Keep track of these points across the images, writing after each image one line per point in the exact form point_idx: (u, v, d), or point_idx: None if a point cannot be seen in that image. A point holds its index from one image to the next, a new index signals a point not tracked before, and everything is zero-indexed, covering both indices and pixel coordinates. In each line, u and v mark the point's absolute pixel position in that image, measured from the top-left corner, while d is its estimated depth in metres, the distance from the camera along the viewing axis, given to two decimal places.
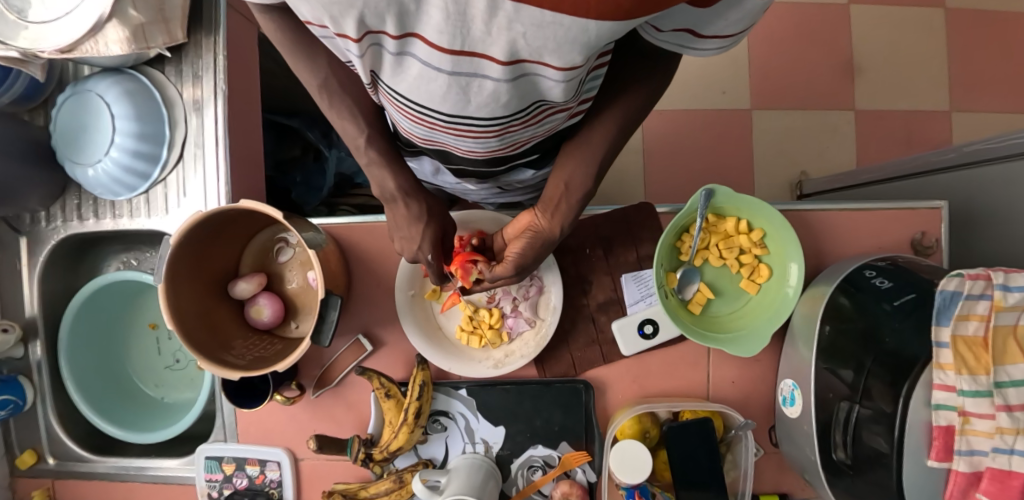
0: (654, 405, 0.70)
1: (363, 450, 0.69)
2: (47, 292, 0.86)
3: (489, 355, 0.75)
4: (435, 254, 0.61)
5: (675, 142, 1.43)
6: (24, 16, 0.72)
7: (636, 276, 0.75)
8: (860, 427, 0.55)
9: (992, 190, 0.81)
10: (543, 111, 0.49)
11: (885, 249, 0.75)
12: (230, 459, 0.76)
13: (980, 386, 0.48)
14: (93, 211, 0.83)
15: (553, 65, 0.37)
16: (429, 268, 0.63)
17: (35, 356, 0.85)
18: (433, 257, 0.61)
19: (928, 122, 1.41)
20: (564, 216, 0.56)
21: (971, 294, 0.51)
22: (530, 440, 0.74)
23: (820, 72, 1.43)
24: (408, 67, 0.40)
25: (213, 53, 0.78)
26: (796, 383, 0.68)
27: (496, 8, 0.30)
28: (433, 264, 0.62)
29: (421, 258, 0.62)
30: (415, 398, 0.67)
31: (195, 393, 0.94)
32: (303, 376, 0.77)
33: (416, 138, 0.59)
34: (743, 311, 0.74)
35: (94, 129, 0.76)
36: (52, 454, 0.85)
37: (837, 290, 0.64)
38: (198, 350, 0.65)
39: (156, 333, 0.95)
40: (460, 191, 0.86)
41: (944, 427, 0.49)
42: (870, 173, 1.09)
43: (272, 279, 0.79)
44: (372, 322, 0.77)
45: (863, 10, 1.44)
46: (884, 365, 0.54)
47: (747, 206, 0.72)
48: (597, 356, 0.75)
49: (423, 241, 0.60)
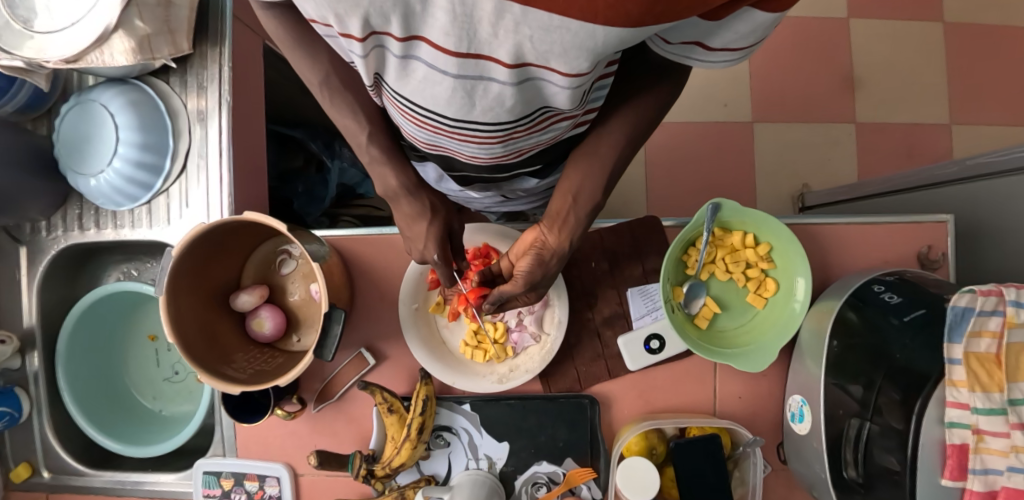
0: (660, 421, 0.69)
1: (365, 467, 0.68)
2: (46, 302, 0.86)
3: (493, 370, 0.75)
4: (442, 255, 0.60)
5: (677, 154, 1.43)
6: (29, 26, 0.72)
7: (642, 290, 0.75)
8: (872, 444, 0.54)
9: (996, 203, 0.80)
10: (548, 118, 0.48)
11: (891, 263, 0.75)
12: (229, 474, 0.75)
13: (995, 404, 0.48)
14: (95, 221, 0.82)
15: (560, 70, 0.36)
16: (438, 270, 0.62)
17: (32, 367, 0.84)
18: (438, 257, 0.60)
19: (928, 135, 1.42)
20: (573, 229, 0.55)
21: (984, 310, 0.50)
22: (534, 456, 0.72)
23: (821, 85, 1.43)
24: (413, 70, 0.40)
25: (218, 64, 0.79)
26: (805, 399, 0.67)
27: (503, 10, 0.30)
28: (439, 265, 0.61)
29: (428, 258, 0.61)
30: (418, 413, 0.66)
31: (194, 405, 0.93)
32: (304, 389, 0.76)
33: (420, 143, 0.59)
34: (749, 326, 0.74)
35: (96, 139, 0.76)
36: (48, 468, 0.84)
37: (845, 305, 0.64)
38: (199, 363, 0.64)
39: (155, 345, 0.94)
40: (462, 199, 0.86)
41: (958, 446, 0.48)
42: (873, 187, 1.09)
43: (274, 291, 0.78)
44: (375, 335, 0.76)
45: (862, 24, 1.45)
46: (896, 380, 0.53)
47: (754, 220, 0.71)
48: (603, 371, 0.74)
49: (429, 242, 0.59)
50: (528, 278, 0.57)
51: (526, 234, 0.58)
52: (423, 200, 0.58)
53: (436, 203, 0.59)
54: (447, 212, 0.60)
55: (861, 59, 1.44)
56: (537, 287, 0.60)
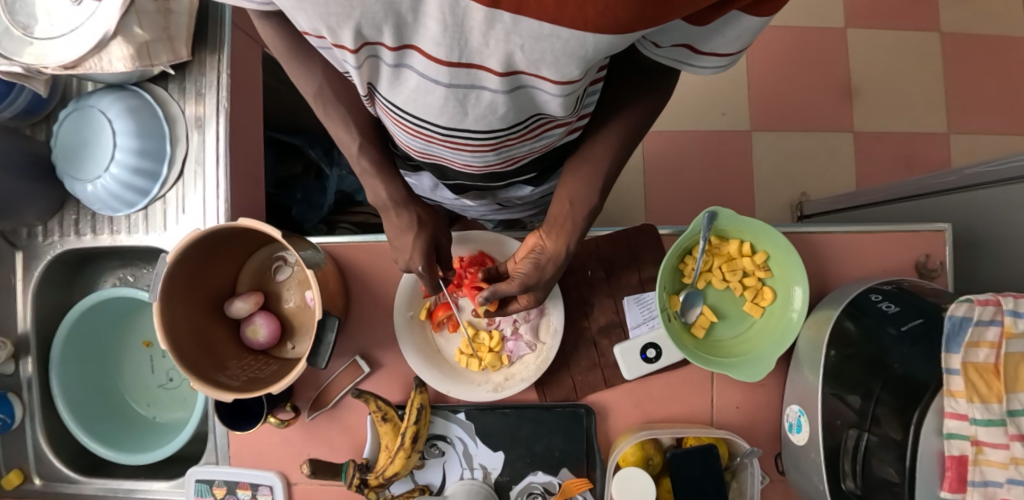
0: (657, 431, 0.68)
1: (358, 476, 0.67)
2: (41, 307, 0.85)
3: (489, 378, 0.74)
4: (427, 264, 0.60)
5: (675, 162, 1.43)
6: (30, 32, 0.72)
7: (639, 299, 0.75)
8: (870, 455, 0.54)
9: (992, 212, 0.80)
10: (541, 125, 0.48)
11: (889, 272, 0.75)
12: (221, 482, 0.74)
13: (993, 415, 0.48)
14: (91, 226, 0.82)
15: (551, 78, 0.36)
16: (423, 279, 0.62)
17: (25, 372, 0.84)
18: (423, 267, 0.60)
19: (927, 144, 1.42)
20: (569, 236, 0.54)
21: (981, 320, 0.49)
22: (529, 466, 0.72)
23: (819, 95, 1.44)
24: (405, 79, 0.40)
25: (217, 71, 0.79)
26: (802, 410, 0.67)
27: (494, 20, 0.30)
28: (424, 275, 0.61)
29: (414, 268, 0.61)
30: (413, 422, 0.65)
31: (188, 412, 0.92)
32: (299, 397, 0.75)
33: (415, 152, 0.59)
34: (748, 335, 0.73)
35: (94, 144, 0.75)
36: (39, 475, 0.83)
37: (843, 314, 0.63)
38: (192, 370, 0.64)
39: (151, 351, 0.94)
40: (459, 207, 0.85)
41: (957, 457, 0.47)
42: (873, 195, 1.09)
43: (269, 298, 0.78)
44: (370, 343, 0.75)
45: (860, 34, 1.46)
46: (893, 392, 0.53)
47: (751, 229, 0.71)
48: (599, 380, 0.73)
49: (414, 251, 0.59)
50: (524, 279, 0.57)
51: (525, 242, 0.58)
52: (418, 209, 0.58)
53: (425, 219, 0.59)
54: (436, 227, 0.60)
55: (859, 69, 1.45)
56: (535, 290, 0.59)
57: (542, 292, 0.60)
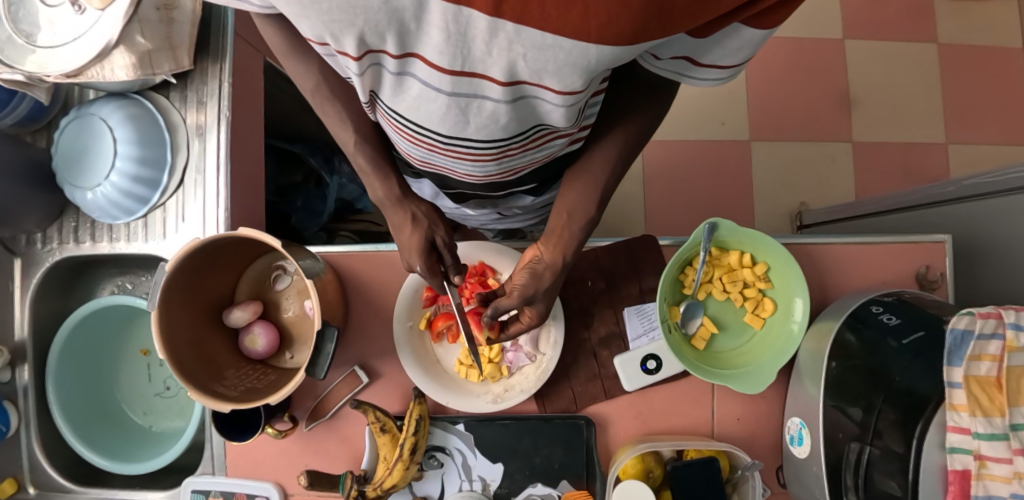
0: (657, 443, 0.68)
1: (356, 487, 0.66)
2: (39, 315, 0.85)
3: (489, 389, 0.74)
4: (426, 265, 0.58)
5: (675, 172, 1.44)
6: (32, 40, 0.73)
7: (639, 310, 0.75)
8: (872, 468, 0.54)
9: (991, 223, 0.81)
10: (543, 136, 0.49)
11: (889, 282, 0.75)
12: (218, 493, 0.73)
13: (996, 429, 0.47)
14: (90, 234, 0.82)
15: (553, 88, 0.36)
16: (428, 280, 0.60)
17: (22, 380, 0.83)
18: (422, 267, 0.58)
19: (926, 154, 1.42)
20: (566, 246, 0.54)
21: (983, 333, 0.49)
22: (529, 478, 0.71)
23: (817, 105, 1.45)
24: (407, 87, 0.40)
25: (219, 80, 0.79)
26: (804, 422, 0.66)
27: (497, 29, 0.30)
28: (426, 275, 0.58)
29: (415, 266, 0.59)
30: (411, 433, 0.65)
31: (185, 421, 0.91)
32: (297, 407, 0.75)
33: (415, 160, 0.59)
34: (748, 347, 0.73)
35: (93, 152, 0.75)
36: (33, 484, 0.82)
37: (844, 326, 0.63)
38: (188, 379, 0.63)
39: (147, 360, 0.93)
40: (460, 216, 0.86)
41: (960, 471, 0.47)
42: (873, 205, 1.09)
43: (269, 307, 0.78)
44: (369, 353, 0.75)
45: (857, 45, 1.47)
46: (895, 403, 0.53)
47: (751, 240, 0.71)
48: (599, 391, 0.73)
49: (408, 250, 0.58)
50: (523, 292, 0.55)
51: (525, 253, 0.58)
52: (422, 206, 0.57)
53: (420, 216, 0.56)
54: (432, 223, 0.57)
55: (857, 79, 1.46)
56: (537, 302, 0.57)
57: (543, 305, 0.58)
